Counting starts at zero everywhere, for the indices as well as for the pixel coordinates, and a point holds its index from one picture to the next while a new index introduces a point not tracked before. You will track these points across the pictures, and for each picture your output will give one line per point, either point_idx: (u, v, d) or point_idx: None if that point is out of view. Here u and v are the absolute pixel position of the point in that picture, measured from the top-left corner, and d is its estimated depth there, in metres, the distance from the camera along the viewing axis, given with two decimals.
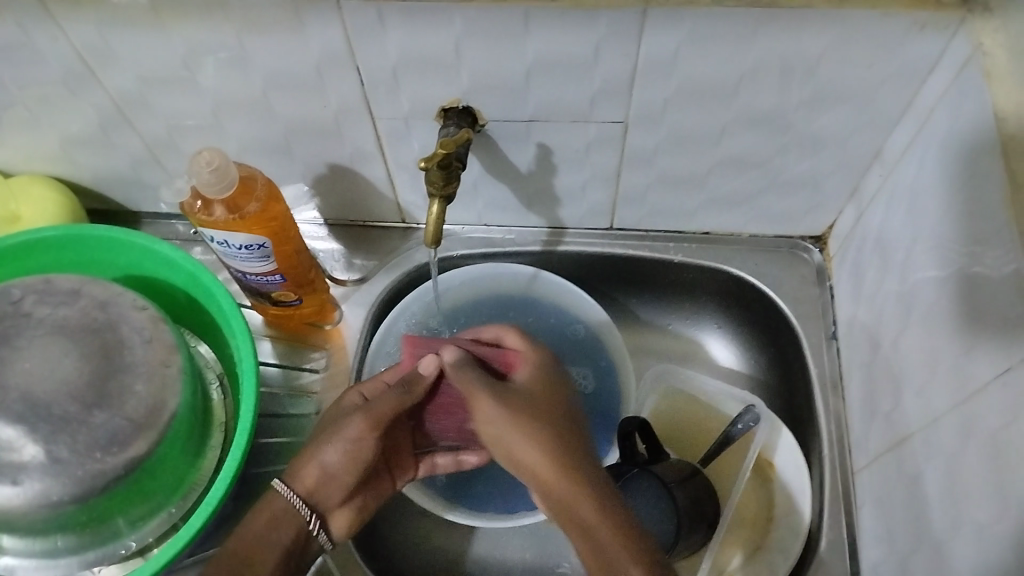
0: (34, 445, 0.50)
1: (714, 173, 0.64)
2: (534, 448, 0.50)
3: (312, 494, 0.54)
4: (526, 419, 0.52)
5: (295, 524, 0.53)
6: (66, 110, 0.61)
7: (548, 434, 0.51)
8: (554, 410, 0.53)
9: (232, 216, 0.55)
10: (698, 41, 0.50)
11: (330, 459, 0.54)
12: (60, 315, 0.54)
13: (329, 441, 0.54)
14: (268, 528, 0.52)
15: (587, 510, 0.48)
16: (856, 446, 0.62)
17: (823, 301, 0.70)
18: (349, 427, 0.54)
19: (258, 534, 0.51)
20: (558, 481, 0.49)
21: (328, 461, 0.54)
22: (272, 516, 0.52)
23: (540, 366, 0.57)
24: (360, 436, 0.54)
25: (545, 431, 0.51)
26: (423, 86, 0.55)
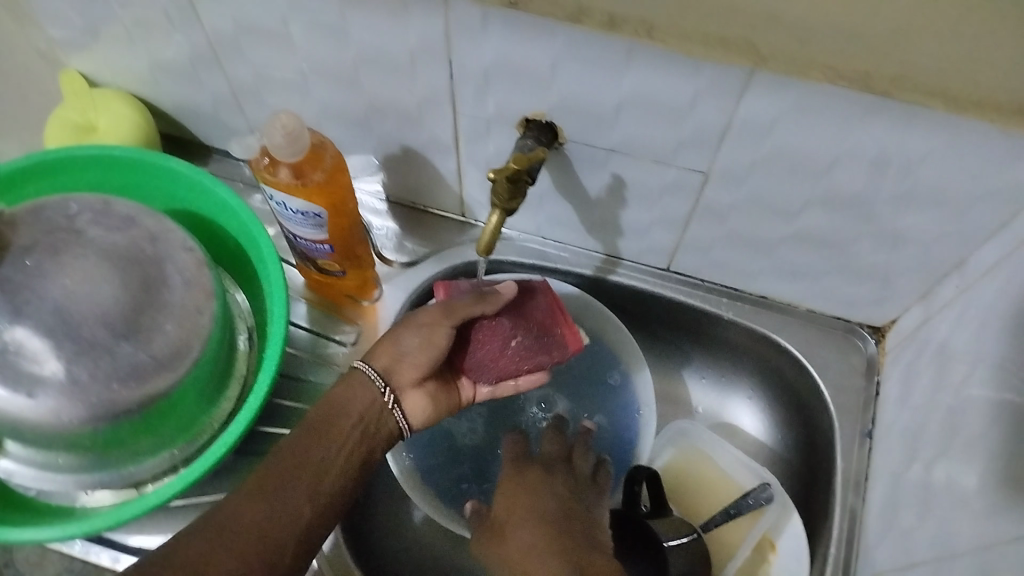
0: (57, 361, 0.50)
1: (786, 243, 0.61)
2: (524, 530, 0.55)
3: (388, 371, 0.57)
4: (507, 514, 0.57)
5: (369, 395, 0.56)
6: (163, 39, 0.61)
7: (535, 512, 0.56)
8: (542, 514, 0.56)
9: (295, 181, 0.55)
10: (798, 112, 0.48)
11: (406, 341, 0.57)
12: (110, 239, 0.55)
13: (406, 327, 0.57)
14: (345, 394, 0.56)
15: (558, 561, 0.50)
16: (866, 552, 0.60)
17: (867, 395, 0.67)
18: (423, 316, 0.57)
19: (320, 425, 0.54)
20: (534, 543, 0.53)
21: (400, 346, 0.57)
22: (346, 395, 0.56)
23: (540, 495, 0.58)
24: (430, 326, 0.57)
25: (529, 531, 0.54)
26: (512, 94, 0.54)
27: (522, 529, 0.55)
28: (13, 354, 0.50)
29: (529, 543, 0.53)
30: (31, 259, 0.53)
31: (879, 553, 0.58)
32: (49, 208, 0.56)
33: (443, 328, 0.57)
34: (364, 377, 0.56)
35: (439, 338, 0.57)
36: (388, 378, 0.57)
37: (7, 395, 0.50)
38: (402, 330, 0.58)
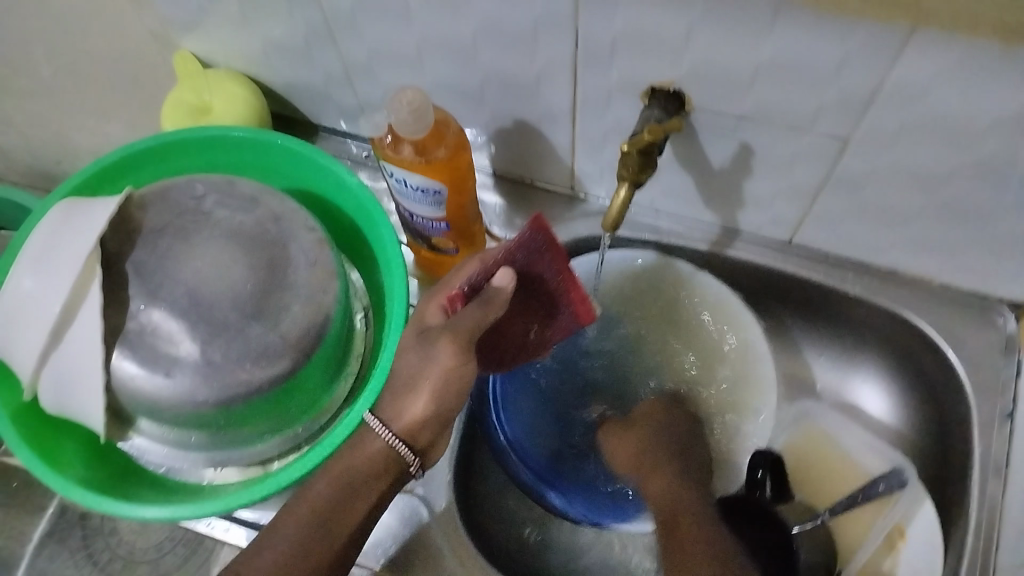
0: (191, 341, 0.51)
1: (926, 213, 0.58)
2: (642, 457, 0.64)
3: (408, 434, 0.51)
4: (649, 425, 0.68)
5: (395, 464, 0.52)
6: (276, 16, 0.61)
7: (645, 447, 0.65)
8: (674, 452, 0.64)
9: (417, 158, 0.54)
10: (961, 73, 0.44)
11: (426, 389, 0.51)
12: (236, 219, 0.55)
13: (424, 377, 0.50)
14: (360, 457, 0.51)
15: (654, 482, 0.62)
16: (1014, 543, 0.57)
17: (1008, 375, 0.63)
18: (432, 362, 0.50)
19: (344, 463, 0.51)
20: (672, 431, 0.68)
21: (421, 405, 0.51)
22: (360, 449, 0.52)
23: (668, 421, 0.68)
24: (448, 372, 0.50)
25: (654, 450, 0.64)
26: (640, 61, 0.52)
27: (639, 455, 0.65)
28: (150, 334, 0.51)
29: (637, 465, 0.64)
30: (162, 240, 0.53)
31: None
32: (174, 189, 0.56)
33: (463, 368, 0.51)
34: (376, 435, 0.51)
35: (457, 380, 0.51)
36: (413, 442, 0.52)
37: (144, 376, 0.51)
38: (414, 369, 0.51)
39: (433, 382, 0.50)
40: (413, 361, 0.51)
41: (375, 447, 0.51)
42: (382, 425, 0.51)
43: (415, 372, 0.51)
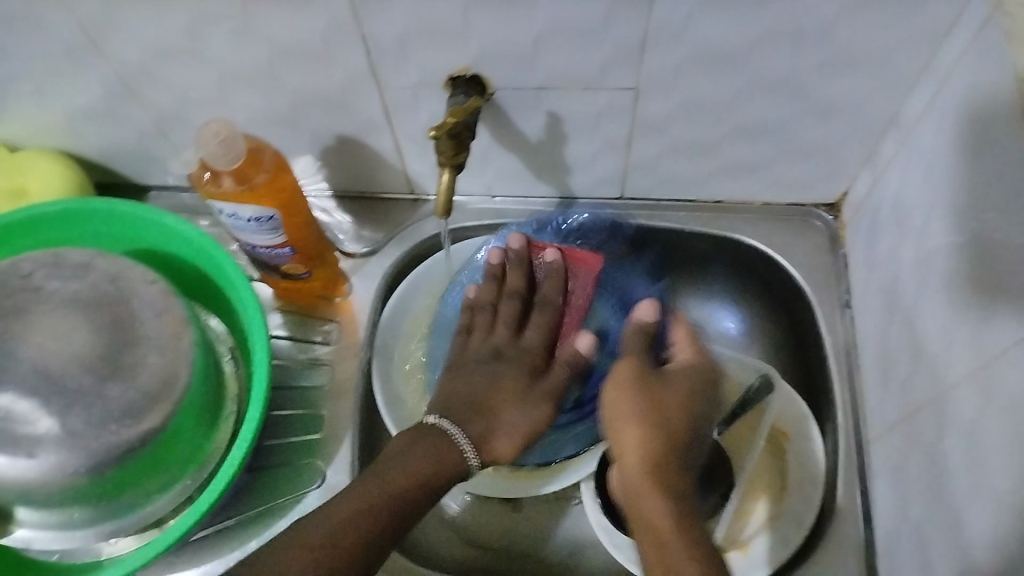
0: (49, 417, 0.50)
1: (727, 141, 0.63)
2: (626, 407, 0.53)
3: (464, 427, 0.56)
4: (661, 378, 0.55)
5: (455, 455, 0.55)
6: (72, 83, 0.60)
7: (664, 429, 0.52)
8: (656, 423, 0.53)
9: (240, 187, 0.55)
10: (709, 6, 0.49)
11: (511, 414, 0.58)
12: (71, 288, 0.54)
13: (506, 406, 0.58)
14: (423, 450, 0.54)
15: (653, 503, 0.49)
16: (872, 412, 0.62)
17: (836, 268, 0.70)
18: (525, 410, 0.58)
19: (405, 450, 0.54)
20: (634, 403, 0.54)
21: (507, 420, 0.57)
22: (427, 442, 0.55)
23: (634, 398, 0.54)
24: (541, 415, 0.58)
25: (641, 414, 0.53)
26: (430, 53, 0.55)
27: (655, 421, 0.52)
28: (4, 421, 0.50)
29: (648, 408, 0.53)
30: None
31: (883, 408, 0.60)
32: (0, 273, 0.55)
33: (533, 365, 0.60)
34: (448, 434, 0.55)
35: (540, 422, 0.58)
36: (480, 454, 0.56)
37: (7, 462, 0.50)
38: (472, 391, 0.58)
39: (502, 388, 0.58)
40: (485, 382, 0.59)
41: (432, 440, 0.55)
42: (453, 426, 0.56)
43: (494, 391, 0.58)
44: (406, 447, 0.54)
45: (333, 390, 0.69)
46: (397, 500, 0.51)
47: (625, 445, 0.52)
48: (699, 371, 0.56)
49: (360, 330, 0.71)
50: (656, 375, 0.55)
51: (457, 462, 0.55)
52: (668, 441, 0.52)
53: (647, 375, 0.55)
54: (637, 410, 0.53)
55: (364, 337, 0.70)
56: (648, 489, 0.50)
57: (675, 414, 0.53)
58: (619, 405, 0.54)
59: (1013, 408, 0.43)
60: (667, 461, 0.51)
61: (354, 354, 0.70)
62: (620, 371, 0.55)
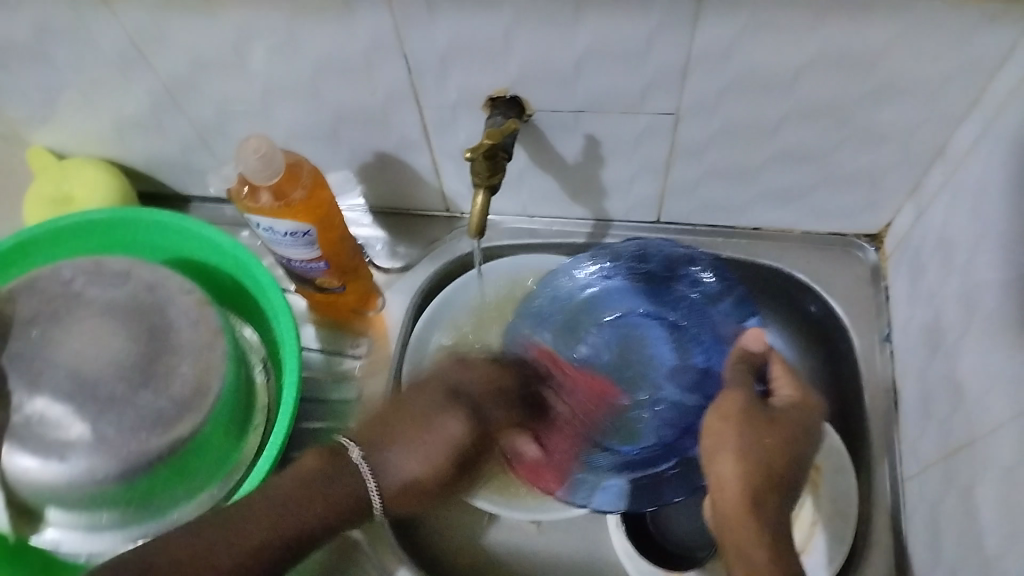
0: (82, 423, 0.51)
1: (767, 168, 0.62)
2: (751, 430, 0.52)
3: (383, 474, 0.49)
4: (737, 418, 0.53)
5: (354, 485, 0.48)
6: (118, 94, 0.61)
7: (768, 433, 0.52)
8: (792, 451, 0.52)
9: (277, 202, 0.56)
10: (753, 33, 0.49)
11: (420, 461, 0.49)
12: (109, 296, 0.55)
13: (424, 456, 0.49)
14: (348, 483, 0.48)
15: (737, 504, 0.49)
16: (909, 449, 0.61)
17: (877, 301, 0.68)
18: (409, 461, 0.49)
19: (321, 484, 0.47)
20: (736, 431, 0.53)
21: (413, 464, 0.49)
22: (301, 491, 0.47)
23: (745, 425, 0.53)
24: (420, 472, 0.49)
25: (740, 440, 0.52)
26: (470, 73, 0.55)
27: (755, 431, 0.52)
28: (38, 425, 0.51)
29: (757, 441, 0.52)
30: (37, 330, 0.53)
31: (920, 446, 0.59)
32: (43, 277, 0.56)
33: (451, 469, 0.51)
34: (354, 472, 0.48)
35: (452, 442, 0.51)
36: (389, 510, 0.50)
37: (39, 465, 0.50)
38: (421, 409, 0.51)
39: (433, 458, 0.50)
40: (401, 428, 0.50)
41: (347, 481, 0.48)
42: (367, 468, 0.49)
43: (407, 419, 0.50)
44: (325, 480, 0.48)
45: (361, 403, 0.68)
46: (296, 518, 0.46)
47: (726, 487, 0.51)
48: (801, 407, 0.55)
49: (391, 345, 0.71)
50: (765, 408, 0.55)
51: (357, 499, 0.48)
52: (785, 465, 0.51)
53: (753, 406, 0.54)
54: (737, 440, 0.52)
55: (395, 353, 0.70)
56: (738, 493, 0.50)
57: (786, 431, 0.53)
58: (721, 438, 0.53)
59: None
60: (770, 464, 0.51)
61: (383, 368, 0.70)
62: (728, 400, 0.55)
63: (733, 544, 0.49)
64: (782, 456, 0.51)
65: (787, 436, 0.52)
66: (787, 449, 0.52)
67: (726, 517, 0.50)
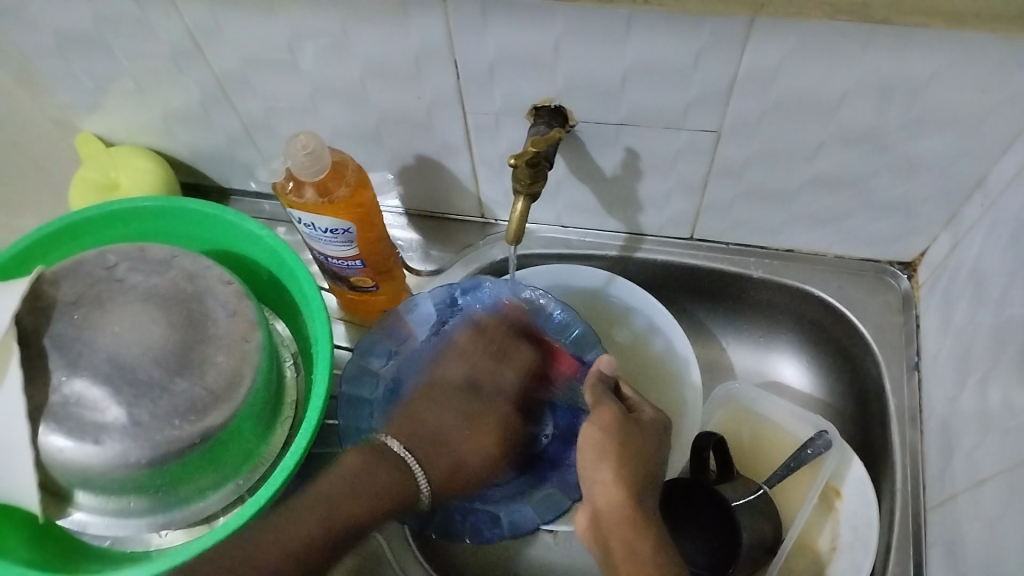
0: (117, 406, 0.52)
1: (803, 191, 0.62)
2: (608, 442, 0.53)
3: (425, 463, 0.54)
4: (604, 428, 0.54)
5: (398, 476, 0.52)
6: (170, 85, 0.63)
7: (637, 443, 0.54)
8: (641, 459, 0.53)
9: (320, 199, 0.57)
10: (801, 55, 0.49)
11: (460, 447, 0.56)
12: (150, 283, 0.56)
13: (449, 430, 0.57)
14: (383, 479, 0.51)
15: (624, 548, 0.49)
16: (933, 480, 0.60)
17: (907, 329, 0.68)
18: (466, 449, 0.57)
19: (361, 482, 0.50)
20: (604, 439, 0.53)
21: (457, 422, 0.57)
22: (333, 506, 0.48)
23: (608, 433, 0.53)
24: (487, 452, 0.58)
25: (632, 462, 0.52)
26: (517, 81, 0.55)
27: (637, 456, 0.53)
28: (75, 405, 0.52)
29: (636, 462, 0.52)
30: (80, 312, 0.54)
31: (944, 478, 0.58)
32: (87, 261, 0.57)
33: (487, 458, 0.58)
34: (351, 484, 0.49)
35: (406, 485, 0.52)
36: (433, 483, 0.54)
37: (73, 445, 0.51)
38: (443, 426, 0.57)
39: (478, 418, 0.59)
40: (443, 418, 0.57)
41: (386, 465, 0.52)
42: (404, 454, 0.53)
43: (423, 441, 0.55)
44: (369, 470, 0.51)
45: None
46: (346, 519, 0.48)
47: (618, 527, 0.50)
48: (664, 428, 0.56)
49: None
50: (630, 420, 0.55)
51: (404, 485, 0.52)
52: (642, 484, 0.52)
53: (625, 423, 0.54)
54: (610, 452, 0.52)
55: None
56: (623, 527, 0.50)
57: (641, 450, 0.53)
58: (592, 444, 0.53)
59: None
60: (644, 471, 0.52)
61: None
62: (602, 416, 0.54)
63: (627, 558, 0.49)
64: (633, 464, 0.52)
65: (631, 448, 0.53)
66: (631, 458, 0.52)
67: (613, 531, 0.50)
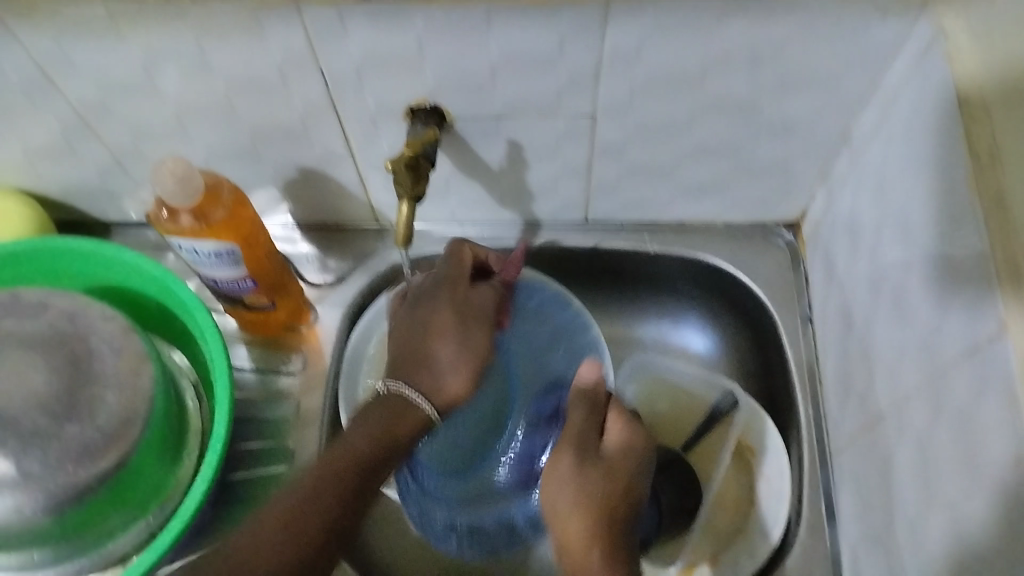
0: (5, 460, 0.49)
1: (684, 164, 0.64)
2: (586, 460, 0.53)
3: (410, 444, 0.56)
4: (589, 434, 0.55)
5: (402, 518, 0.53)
6: (27, 122, 0.60)
7: (601, 483, 0.52)
8: (617, 476, 0.53)
9: (197, 223, 0.55)
10: (661, 32, 0.50)
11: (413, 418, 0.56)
12: (27, 328, 0.53)
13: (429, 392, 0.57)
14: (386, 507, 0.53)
15: (579, 529, 0.51)
16: (835, 427, 0.63)
17: (798, 286, 0.71)
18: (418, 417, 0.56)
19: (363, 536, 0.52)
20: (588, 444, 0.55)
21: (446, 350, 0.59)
22: (385, 410, 0.55)
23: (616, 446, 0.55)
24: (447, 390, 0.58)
25: (601, 480, 0.53)
26: (388, 84, 0.55)
27: (592, 484, 0.52)
28: None
29: (598, 479, 0.53)
30: None
31: (845, 423, 0.61)
32: None
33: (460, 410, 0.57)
34: (406, 396, 0.56)
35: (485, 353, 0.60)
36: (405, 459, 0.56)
37: None
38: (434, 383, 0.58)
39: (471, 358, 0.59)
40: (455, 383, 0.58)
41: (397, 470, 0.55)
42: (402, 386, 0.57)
43: (422, 333, 0.59)
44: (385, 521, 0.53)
45: (299, 420, 0.68)
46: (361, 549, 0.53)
47: (558, 498, 0.53)
48: (622, 450, 0.55)
49: (325, 360, 0.70)
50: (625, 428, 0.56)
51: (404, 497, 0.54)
52: (612, 503, 0.52)
53: (582, 457, 0.54)
54: (585, 466, 0.53)
55: (330, 368, 0.70)
56: (580, 521, 0.51)
57: (612, 476, 0.53)
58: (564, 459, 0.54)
59: (962, 425, 0.44)
60: (611, 493, 0.52)
61: (320, 384, 0.70)
62: (559, 457, 0.54)
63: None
64: (609, 481, 0.53)
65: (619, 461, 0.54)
66: (606, 473, 0.53)
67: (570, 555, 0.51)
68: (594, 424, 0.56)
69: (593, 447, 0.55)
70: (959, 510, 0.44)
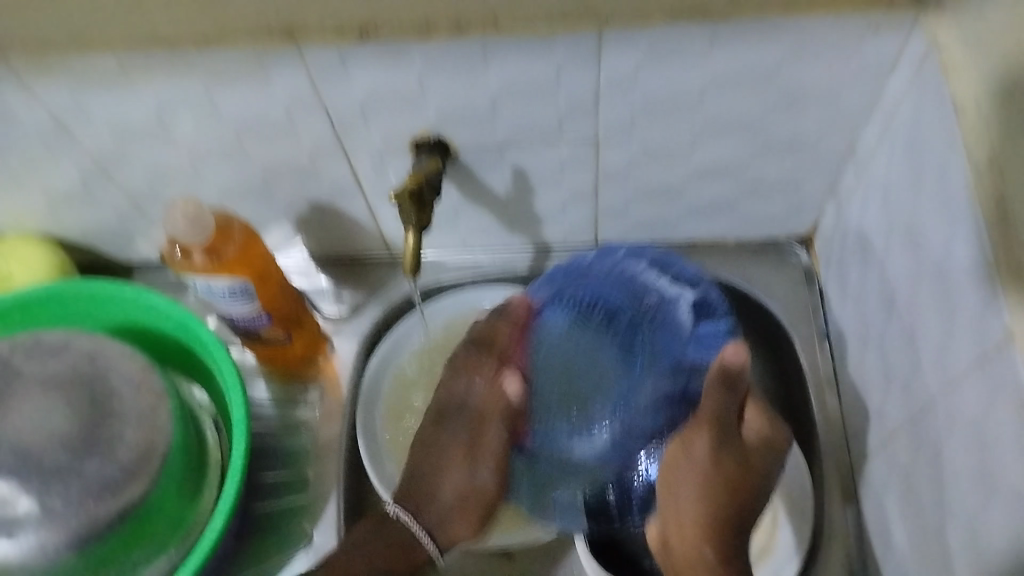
0: (28, 497, 0.51)
1: (690, 184, 0.64)
2: (688, 465, 0.53)
3: (437, 533, 0.61)
4: (706, 435, 0.52)
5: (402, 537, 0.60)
6: (46, 171, 0.62)
7: (734, 473, 0.52)
8: (742, 483, 0.52)
9: (210, 260, 0.57)
10: (656, 57, 0.51)
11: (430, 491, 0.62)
12: (49, 370, 0.55)
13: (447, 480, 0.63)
14: (393, 533, 0.60)
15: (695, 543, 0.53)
16: (857, 443, 0.62)
17: (813, 301, 0.71)
18: (452, 474, 0.63)
19: (380, 541, 0.59)
20: (716, 460, 0.52)
21: (485, 472, 0.63)
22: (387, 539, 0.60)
23: (723, 464, 0.52)
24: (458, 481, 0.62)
25: (693, 497, 0.53)
26: (392, 119, 0.56)
27: (719, 479, 0.52)
28: None
29: (699, 495, 0.53)
30: None
31: (866, 436, 0.60)
32: None
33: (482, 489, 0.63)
34: (408, 530, 0.60)
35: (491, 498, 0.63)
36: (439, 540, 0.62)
37: None
38: (456, 486, 0.62)
39: (460, 446, 0.63)
40: (461, 478, 0.62)
41: (394, 528, 0.60)
42: (410, 516, 0.61)
43: (442, 453, 0.63)
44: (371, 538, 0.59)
45: (318, 451, 0.69)
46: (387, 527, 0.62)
47: (675, 462, 0.54)
48: (727, 483, 0.52)
49: (343, 390, 0.71)
50: (728, 430, 0.52)
51: (474, 495, 0.63)
52: (725, 516, 0.52)
53: (721, 439, 0.52)
54: (716, 485, 0.52)
55: (347, 397, 0.71)
56: (693, 524, 0.53)
57: (738, 482, 0.52)
58: (682, 471, 0.54)
59: (977, 439, 0.43)
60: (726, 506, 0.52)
61: (338, 414, 0.71)
62: (695, 431, 0.53)
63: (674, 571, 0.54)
64: (723, 496, 0.52)
65: (741, 473, 0.52)
66: (738, 490, 0.52)
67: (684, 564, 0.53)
68: (721, 417, 0.51)
69: (734, 430, 0.52)
70: (978, 527, 0.43)
